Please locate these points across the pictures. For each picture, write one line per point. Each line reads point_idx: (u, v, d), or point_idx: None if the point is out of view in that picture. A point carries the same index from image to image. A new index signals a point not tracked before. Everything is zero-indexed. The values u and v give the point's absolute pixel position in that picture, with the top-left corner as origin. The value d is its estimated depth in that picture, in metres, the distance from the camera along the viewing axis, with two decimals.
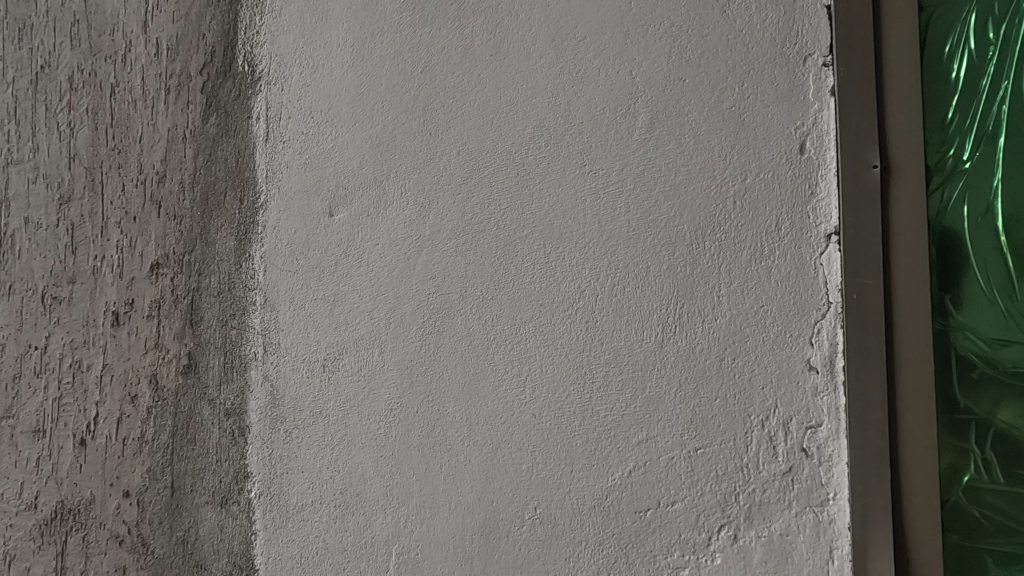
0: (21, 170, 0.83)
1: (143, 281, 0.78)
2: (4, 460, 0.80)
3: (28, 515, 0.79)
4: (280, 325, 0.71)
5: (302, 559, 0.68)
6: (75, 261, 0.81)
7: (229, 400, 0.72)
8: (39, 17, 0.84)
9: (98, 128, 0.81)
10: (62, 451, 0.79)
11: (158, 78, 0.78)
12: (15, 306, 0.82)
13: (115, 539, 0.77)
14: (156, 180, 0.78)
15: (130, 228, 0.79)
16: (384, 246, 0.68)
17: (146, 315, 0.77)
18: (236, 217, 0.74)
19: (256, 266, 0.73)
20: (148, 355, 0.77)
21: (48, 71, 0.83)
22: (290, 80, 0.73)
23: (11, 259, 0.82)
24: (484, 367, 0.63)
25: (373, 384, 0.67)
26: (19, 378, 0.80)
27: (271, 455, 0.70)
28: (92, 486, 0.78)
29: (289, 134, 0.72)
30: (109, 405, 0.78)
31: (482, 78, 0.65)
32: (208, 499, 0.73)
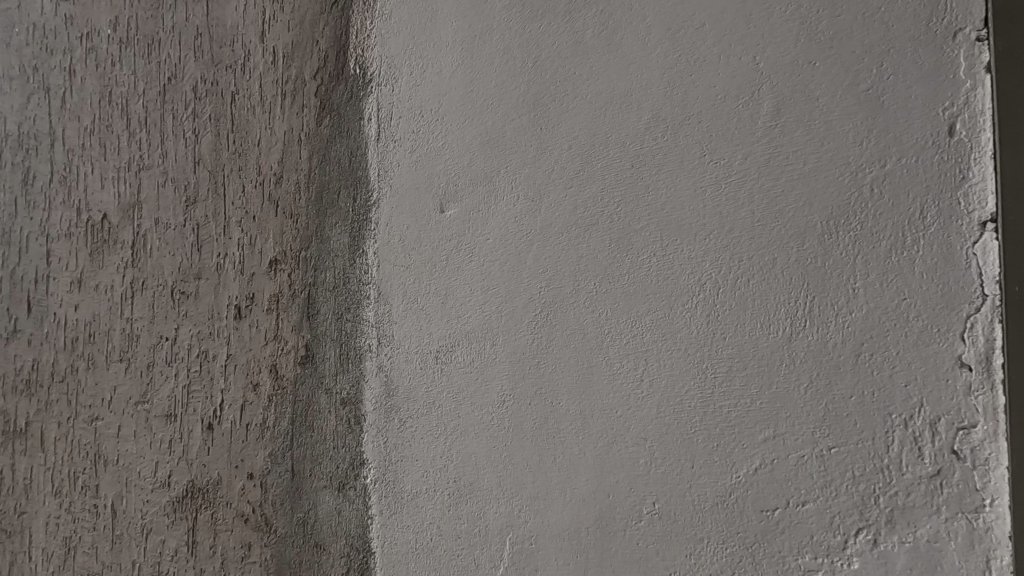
0: (152, 175, 0.91)
1: (263, 276, 0.82)
2: (142, 441, 0.89)
3: (162, 493, 0.87)
4: (393, 318, 0.74)
5: (417, 544, 0.71)
6: (201, 259, 0.87)
7: (346, 389, 0.76)
8: (167, 34, 0.91)
9: (220, 134, 0.88)
10: (192, 434, 0.86)
11: (274, 85, 0.82)
12: (148, 301, 0.90)
13: (241, 517, 0.82)
14: (274, 180, 0.82)
15: (251, 226, 0.83)
16: (494, 241, 0.69)
17: (266, 309, 0.82)
18: (349, 215, 0.77)
19: (370, 261, 0.76)
20: (268, 345, 0.81)
21: (174, 82, 0.90)
22: (400, 81, 0.75)
23: (145, 258, 0.91)
24: (598, 360, 0.63)
25: (485, 376, 0.68)
26: (153, 367, 0.89)
27: (387, 443, 0.73)
28: (219, 468, 0.84)
29: (400, 133, 0.75)
30: (234, 393, 0.83)
31: (594, 70, 0.65)
32: (326, 484, 0.76)
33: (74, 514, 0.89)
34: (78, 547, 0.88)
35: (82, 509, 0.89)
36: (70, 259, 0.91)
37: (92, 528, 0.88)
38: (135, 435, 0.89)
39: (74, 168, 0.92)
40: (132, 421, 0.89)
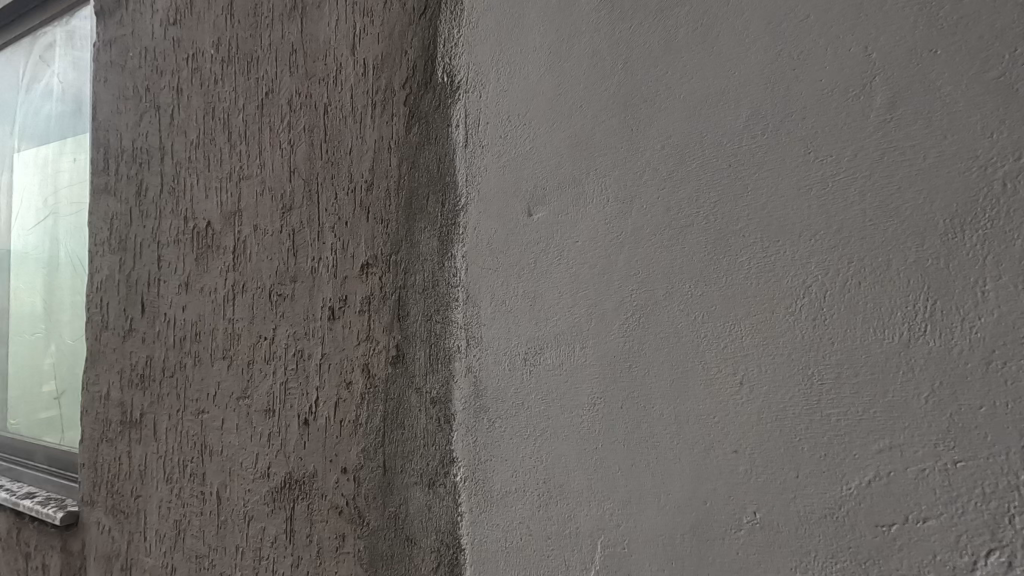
0: (252, 184, 0.98)
1: (354, 279, 0.86)
2: (243, 434, 0.96)
3: (263, 482, 0.93)
4: (481, 320, 0.75)
5: (507, 542, 0.72)
6: (296, 263, 0.92)
7: (436, 388, 0.78)
8: (264, 51, 0.97)
9: (313, 144, 0.91)
10: (289, 428, 0.91)
11: (365, 95, 0.86)
12: (249, 302, 0.97)
13: (335, 509, 0.86)
14: (365, 188, 0.85)
15: (343, 232, 0.87)
16: (584, 243, 0.68)
17: (359, 311, 0.85)
18: (438, 219, 0.79)
19: (458, 264, 0.77)
20: (360, 345, 0.85)
21: (272, 96, 0.96)
22: (487, 87, 0.76)
23: (246, 263, 0.98)
24: (695, 364, 0.62)
25: (574, 379, 0.68)
26: (254, 364, 0.96)
27: (476, 442, 0.74)
28: (315, 461, 0.88)
29: (487, 139, 0.76)
30: (328, 390, 0.87)
31: (689, 68, 0.63)
32: (417, 480, 0.79)
33: (198, 492, 1.01)
34: (195, 522, 1.01)
35: (203, 490, 1.01)
36: (196, 267, 1.05)
37: (209, 508, 1.00)
38: (238, 428, 0.97)
39: (196, 183, 1.05)
40: (235, 415, 0.97)
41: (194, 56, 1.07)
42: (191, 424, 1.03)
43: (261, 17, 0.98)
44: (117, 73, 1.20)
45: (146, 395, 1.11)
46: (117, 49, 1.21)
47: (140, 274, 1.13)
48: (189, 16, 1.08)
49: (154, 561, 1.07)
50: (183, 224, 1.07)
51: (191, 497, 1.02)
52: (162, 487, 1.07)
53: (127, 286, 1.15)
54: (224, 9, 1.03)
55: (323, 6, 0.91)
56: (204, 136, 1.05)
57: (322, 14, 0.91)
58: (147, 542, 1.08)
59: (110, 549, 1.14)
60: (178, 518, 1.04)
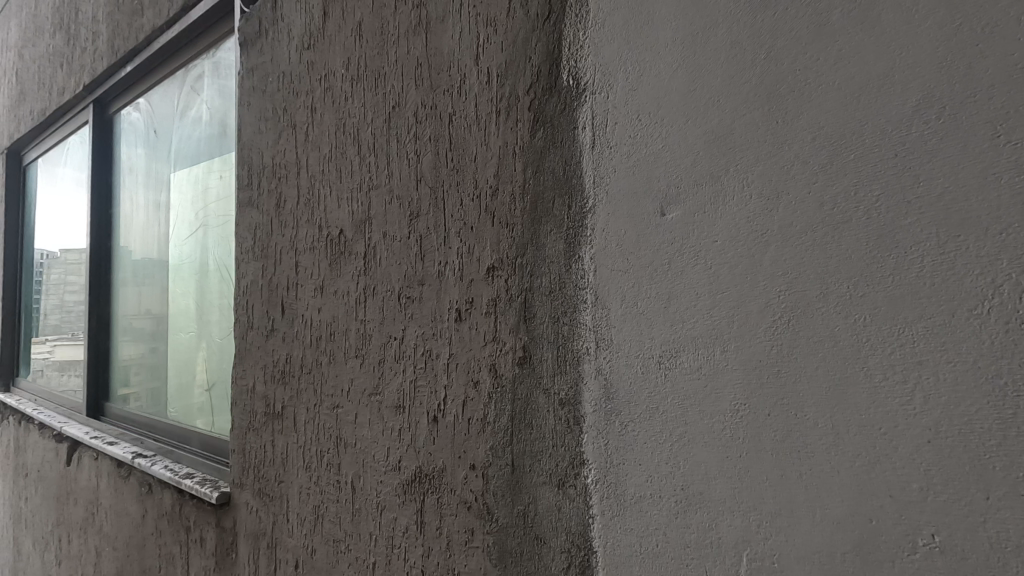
0: (381, 193, 1.04)
1: (481, 282, 0.88)
2: (375, 428, 1.02)
3: (395, 475, 0.99)
4: (611, 322, 0.74)
5: (641, 548, 0.70)
6: (424, 267, 0.97)
7: (564, 390, 0.78)
8: (391, 67, 1.03)
9: (439, 153, 0.95)
10: (418, 425, 0.96)
11: (488, 103, 0.88)
12: (379, 304, 1.03)
13: (464, 505, 0.89)
14: (490, 193, 0.88)
15: (469, 237, 0.90)
16: (724, 243, 0.66)
17: (485, 312, 0.88)
18: (565, 221, 0.80)
19: (586, 266, 0.77)
20: (487, 346, 0.87)
21: (398, 109, 1.01)
22: (615, 87, 0.75)
23: (377, 267, 1.04)
24: (855, 371, 0.57)
25: (715, 383, 0.66)
26: (384, 362, 1.02)
27: (607, 445, 0.74)
28: (444, 457, 0.92)
29: (615, 139, 0.75)
30: (456, 389, 0.91)
31: (844, 53, 0.58)
32: (546, 480, 0.79)
33: (335, 481, 1.09)
34: (334, 508, 1.09)
35: (339, 479, 1.08)
36: (330, 272, 1.13)
37: (344, 496, 1.07)
38: (370, 422, 1.03)
39: (330, 194, 1.14)
40: (367, 410, 1.04)
41: (326, 76, 1.15)
42: (327, 417, 1.12)
43: (387, 36, 1.04)
44: (258, 97, 1.32)
45: (286, 389, 1.21)
46: (258, 75, 1.33)
47: (280, 279, 1.24)
48: (321, 40, 1.17)
49: (296, 541, 1.16)
50: (318, 232, 1.16)
51: (328, 485, 1.10)
52: (301, 474, 1.16)
53: (269, 290, 1.26)
54: (353, 31, 1.10)
55: (447, 21, 0.95)
56: (336, 150, 1.13)
57: (446, 28, 0.95)
58: (289, 524, 1.18)
59: (257, 528, 1.26)
60: (317, 504, 1.13)
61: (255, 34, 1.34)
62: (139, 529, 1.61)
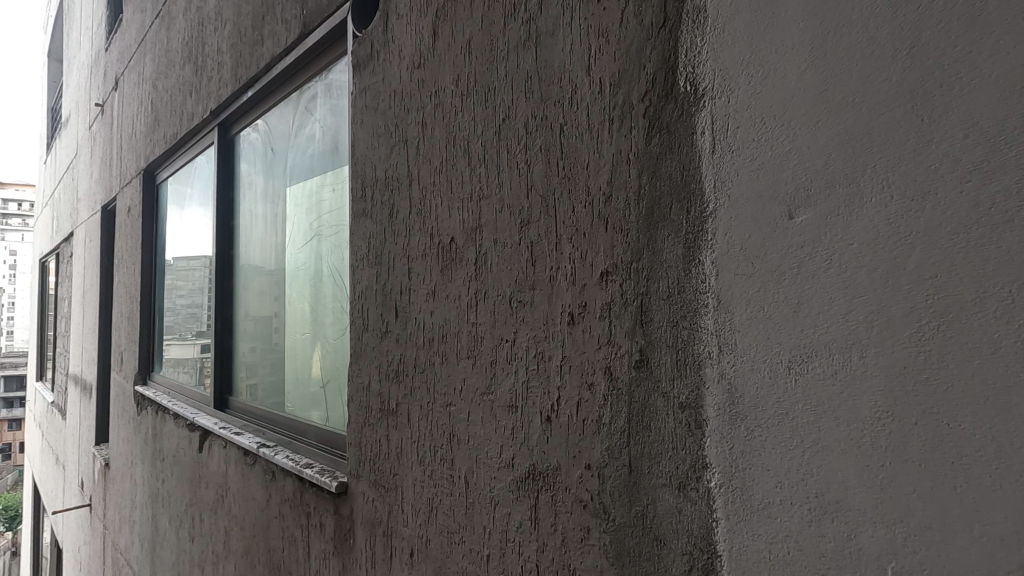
0: (492, 202, 1.09)
1: (594, 286, 0.90)
2: (488, 425, 1.07)
3: (508, 471, 1.03)
4: (735, 326, 0.74)
5: (770, 555, 0.70)
6: (535, 272, 1.00)
7: (684, 393, 0.79)
8: (501, 81, 1.08)
9: (550, 162, 0.98)
10: (532, 424, 0.99)
11: (601, 112, 0.90)
12: (491, 308, 1.08)
13: (579, 503, 0.91)
14: (603, 199, 0.90)
15: (581, 242, 0.93)
16: (862, 245, 0.64)
17: (599, 316, 0.90)
18: (683, 226, 0.80)
19: (707, 269, 0.77)
20: (601, 349, 0.89)
21: (509, 121, 1.06)
22: (738, 91, 0.75)
23: (488, 272, 1.09)
24: (1020, 380, 0.54)
25: (852, 390, 0.64)
26: (497, 364, 1.06)
27: (732, 450, 0.74)
28: (558, 455, 0.95)
29: (738, 143, 0.75)
30: (569, 390, 0.93)
31: (1003, 44, 0.55)
32: (666, 482, 0.80)
33: (448, 475, 1.15)
34: (448, 501, 1.15)
35: (453, 473, 1.14)
36: (442, 278, 1.19)
37: (458, 490, 1.13)
38: (482, 420, 1.09)
39: (441, 203, 1.20)
40: (480, 409, 1.09)
41: (437, 93, 1.22)
42: (440, 414, 1.18)
43: (497, 52, 1.09)
44: (370, 114, 1.42)
45: (401, 387, 1.29)
46: (370, 95, 1.42)
47: (394, 284, 1.32)
48: (431, 59, 1.24)
49: (411, 531, 1.24)
50: (430, 240, 1.23)
51: (442, 479, 1.17)
52: (416, 468, 1.23)
53: (384, 295, 1.35)
54: (463, 49, 1.16)
55: (557, 34, 0.98)
56: (447, 162, 1.19)
57: (557, 41, 0.98)
58: (404, 514, 1.26)
59: (373, 517, 1.35)
60: (431, 496, 1.19)
61: (367, 56, 1.44)
62: (264, 512, 1.77)
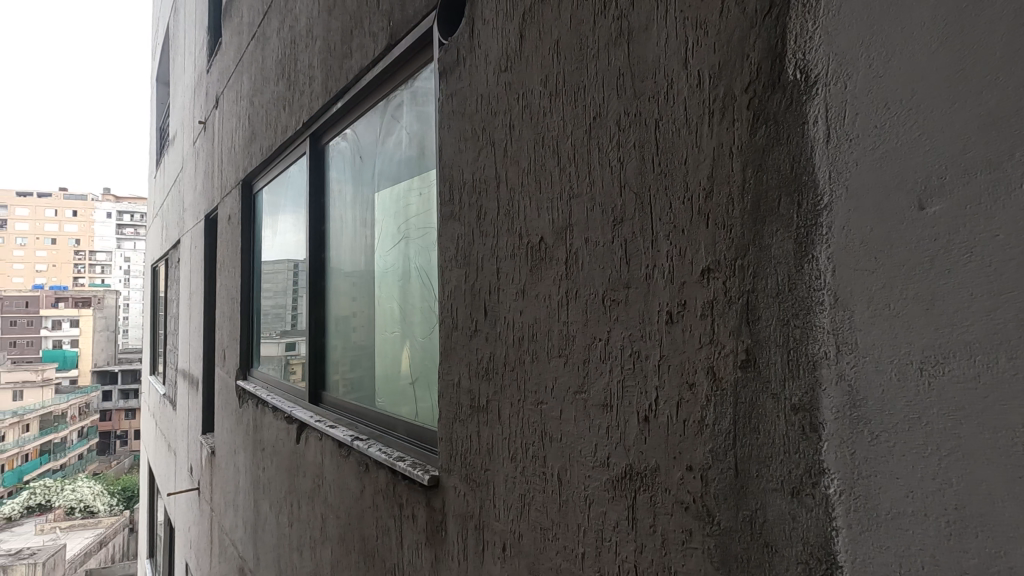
0: (583, 201, 1.09)
1: (695, 284, 0.89)
2: (582, 424, 1.08)
3: (604, 471, 1.03)
4: (856, 325, 0.70)
5: (901, 568, 0.65)
6: (629, 271, 0.99)
7: (797, 395, 0.75)
8: (591, 80, 1.08)
9: (645, 159, 0.97)
10: (628, 424, 0.98)
11: (700, 105, 0.88)
12: (582, 307, 1.08)
13: (680, 504, 0.89)
14: (703, 195, 0.88)
15: (680, 239, 0.91)
16: (1008, 236, 0.59)
17: (700, 315, 0.88)
18: (794, 221, 0.77)
19: (822, 265, 0.74)
20: (703, 349, 0.87)
21: (600, 120, 1.06)
22: (856, 76, 0.71)
23: (579, 270, 1.09)
24: None
25: (1000, 394, 0.59)
26: (589, 362, 1.06)
27: (854, 455, 0.70)
28: (656, 456, 0.93)
29: (856, 130, 0.71)
30: (668, 389, 0.92)
31: None
32: (777, 487, 0.77)
33: (541, 472, 1.17)
34: (541, 499, 1.16)
35: (545, 470, 1.16)
36: (531, 277, 1.21)
37: (551, 487, 1.14)
38: (575, 419, 1.09)
39: (530, 204, 1.22)
40: (573, 408, 1.10)
41: (524, 95, 1.24)
42: (531, 412, 1.20)
43: (587, 50, 1.09)
44: (457, 119, 1.46)
45: (491, 385, 1.32)
46: (457, 100, 1.46)
47: (482, 284, 1.35)
48: (518, 62, 1.26)
49: (503, 526, 1.26)
50: (518, 240, 1.25)
51: (534, 476, 1.18)
52: (507, 464, 1.26)
53: (472, 295, 1.38)
54: (551, 50, 1.17)
55: (651, 28, 0.96)
56: (535, 163, 1.20)
57: (650, 36, 0.96)
58: (496, 509, 1.29)
59: (465, 510, 1.38)
60: (523, 492, 1.21)
61: (453, 63, 1.48)
62: (358, 501, 1.87)
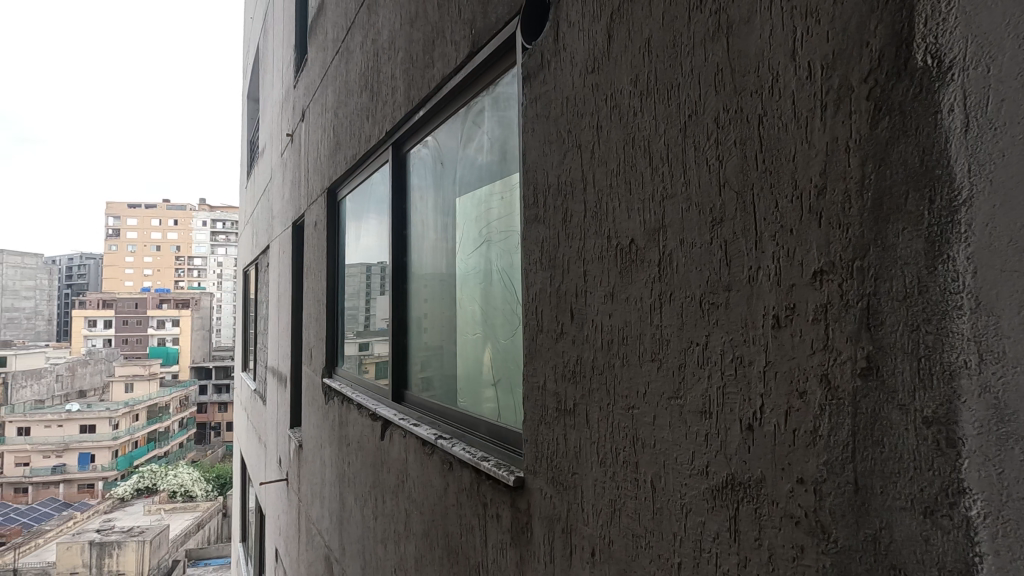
0: (678, 202, 1.06)
1: (806, 287, 0.84)
2: (677, 430, 1.05)
3: (702, 479, 0.99)
4: (1003, 332, 0.65)
5: None
6: (730, 273, 0.96)
7: (929, 407, 0.70)
8: (685, 77, 1.05)
9: (747, 156, 0.93)
10: (730, 432, 0.95)
11: (811, 98, 0.83)
12: (678, 310, 1.05)
13: (790, 518, 0.85)
14: (815, 193, 0.83)
15: (788, 240, 0.87)
16: None
17: (812, 319, 0.83)
18: (924, 218, 0.71)
19: (960, 266, 0.68)
20: (815, 355, 0.82)
21: (696, 117, 1.03)
22: (1002, 58, 0.66)
23: (674, 273, 1.06)
24: None
25: None
26: (686, 367, 1.03)
27: (1001, 475, 0.64)
28: (762, 466, 0.89)
29: (1003, 118, 0.65)
30: (775, 397, 0.88)
31: None
32: (905, 505, 0.71)
33: (633, 478, 1.15)
34: (633, 506, 1.14)
35: (638, 476, 1.14)
36: (620, 280, 1.19)
37: (644, 494, 1.12)
38: (670, 425, 1.06)
39: (619, 205, 1.20)
40: (667, 413, 1.07)
41: (613, 95, 1.23)
42: (622, 417, 1.18)
43: (681, 47, 1.06)
44: (542, 123, 1.47)
45: (578, 388, 1.32)
46: (541, 103, 1.47)
47: (569, 286, 1.35)
48: (606, 63, 1.25)
49: (592, 531, 1.25)
50: (607, 242, 1.23)
51: (625, 482, 1.17)
52: (596, 468, 1.25)
53: (558, 297, 1.39)
54: (642, 49, 1.15)
55: (753, 21, 0.93)
56: (625, 164, 1.19)
57: (753, 28, 0.93)
58: (584, 513, 1.28)
59: (552, 513, 1.38)
60: (613, 498, 1.20)
61: (537, 66, 1.49)
62: (442, 499, 1.92)
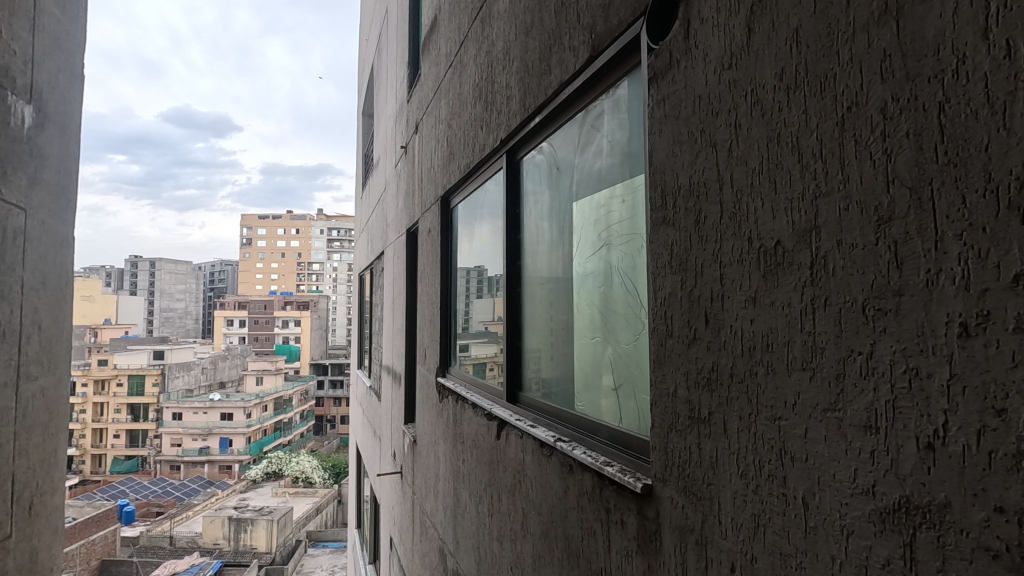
0: (833, 201, 0.99)
1: (1003, 292, 0.75)
2: (835, 446, 0.98)
3: (867, 500, 0.92)
4: None
5: None
6: (901, 276, 0.88)
7: None
8: (843, 67, 0.98)
9: (923, 148, 0.85)
10: (903, 450, 0.86)
11: (1009, 80, 0.75)
12: (834, 317, 0.98)
13: (985, 551, 0.76)
14: (1016, 186, 0.74)
15: (979, 239, 0.77)
16: None
17: (1011, 328, 0.74)
18: None
19: None
20: (1017, 369, 0.73)
21: (856, 109, 0.95)
22: None
23: (830, 277, 0.99)
24: None
25: None
26: (845, 378, 0.96)
27: None
28: (946, 490, 0.81)
29: None
30: (964, 414, 0.79)
31: None
32: None
33: (780, 493, 1.09)
34: (781, 524, 1.08)
35: (786, 492, 1.07)
36: (764, 284, 1.14)
37: (795, 511, 1.05)
38: (827, 440, 0.99)
39: (761, 205, 1.15)
40: (822, 426, 1.00)
41: (754, 91, 1.17)
42: (766, 429, 1.12)
43: (838, 35, 0.99)
44: (670, 123, 1.44)
45: (714, 396, 1.27)
46: (670, 104, 1.44)
47: (703, 291, 1.31)
48: (745, 57, 1.19)
49: (731, 545, 1.20)
50: (748, 244, 1.18)
51: (771, 496, 1.11)
52: (736, 480, 1.20)
53: (690, 301, 1.35)
54: (789, 40, 1.09)
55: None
56: (768, 162, 1.13)
57: (930, 8, 0.85)
58: (721, 526, 1.23)
59: (684, 523, 1.35)
60: (756, 512, 1.14)
61: (665, 66, 1.46)
62: (563, 501, 1.93)
